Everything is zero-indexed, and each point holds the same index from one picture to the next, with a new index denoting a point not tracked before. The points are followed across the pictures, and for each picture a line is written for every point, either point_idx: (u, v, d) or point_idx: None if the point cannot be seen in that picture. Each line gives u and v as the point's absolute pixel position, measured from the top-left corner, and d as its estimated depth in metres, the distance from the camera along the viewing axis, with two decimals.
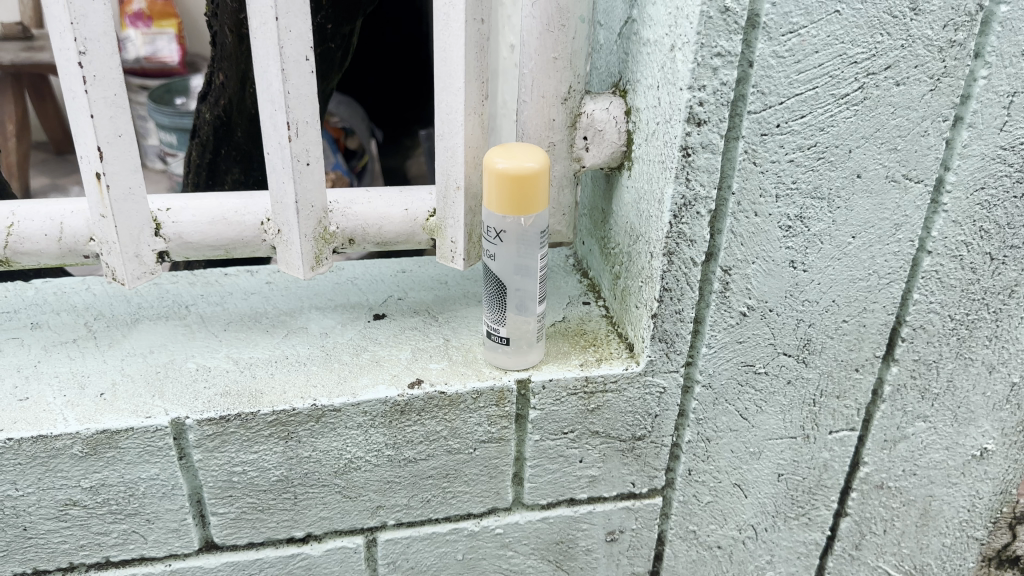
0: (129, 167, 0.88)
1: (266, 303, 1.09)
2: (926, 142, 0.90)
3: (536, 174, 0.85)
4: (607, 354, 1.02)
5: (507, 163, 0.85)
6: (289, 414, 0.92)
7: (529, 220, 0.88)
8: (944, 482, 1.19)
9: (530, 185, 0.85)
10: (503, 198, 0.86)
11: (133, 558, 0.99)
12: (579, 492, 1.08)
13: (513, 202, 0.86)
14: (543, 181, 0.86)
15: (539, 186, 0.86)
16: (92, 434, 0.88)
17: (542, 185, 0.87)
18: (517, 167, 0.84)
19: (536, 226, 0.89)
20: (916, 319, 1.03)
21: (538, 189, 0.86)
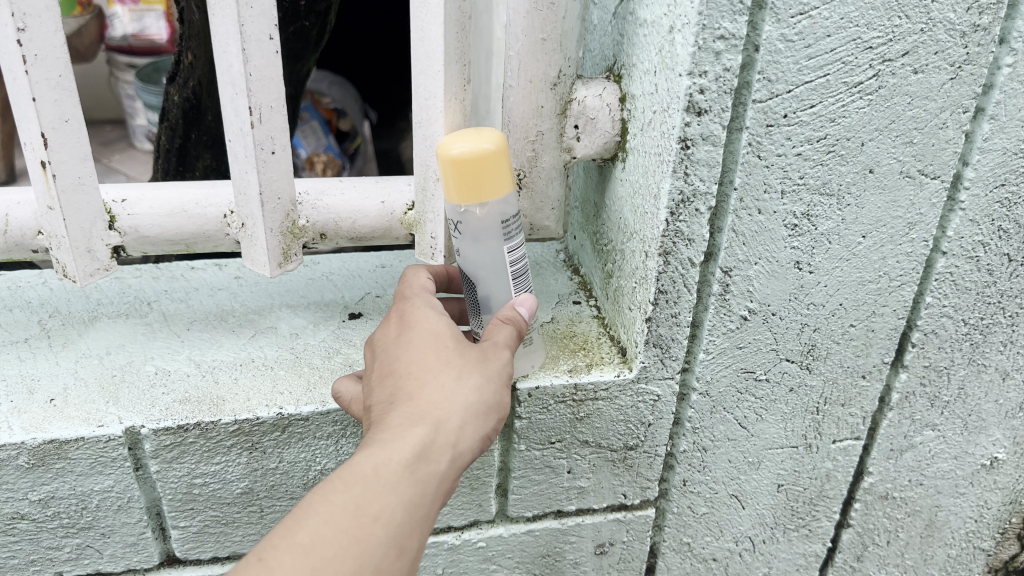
0: (78, 154, 0.80)
1: (234, 301, 1.02)
2: (944, 135, 0.83)
3: (496, 153, 0.74)
4: (598, 359, 0.96)
5: (462, 147, 0.73)
6: (253, 423, 0.85)
7: (485, 209, 0.76)
8: (952, 492, 1.14)
9: (491, 166, 0.74)
10: (455, 185, 0.75)
11: (89, 573, 0.93)
12: (567, 504, 1.02)
13: (465, 188, 0.75)
14: (503, 160, 0.75)
15: (500, 166, 0.75)
16: (39, 444, 0.82)
17: (504, 165, 0.75)
18: (473, 150, 0.73)
19: (503, 214, 0.78)
20: (928, 323, 0.96)
21: (500, 169, 0.75)
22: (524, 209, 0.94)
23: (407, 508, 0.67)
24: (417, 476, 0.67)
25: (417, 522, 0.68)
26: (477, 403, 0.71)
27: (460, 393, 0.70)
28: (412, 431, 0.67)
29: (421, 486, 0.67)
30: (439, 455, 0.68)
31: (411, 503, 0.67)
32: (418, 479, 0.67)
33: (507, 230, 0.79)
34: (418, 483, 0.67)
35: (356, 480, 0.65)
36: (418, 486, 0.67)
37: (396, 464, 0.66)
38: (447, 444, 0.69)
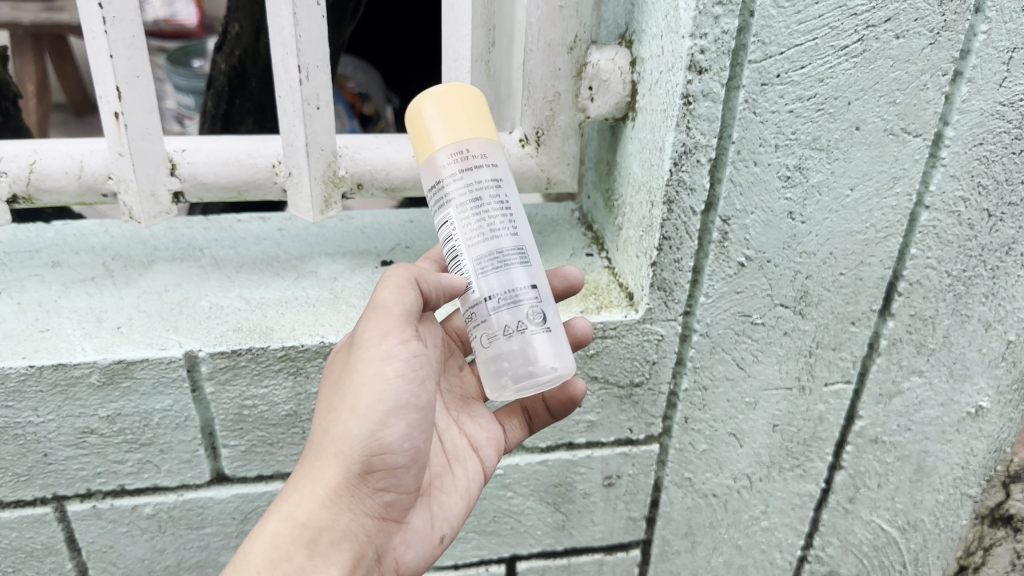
0: (147, 107, 0.90)
1: (278, 248, 1.12)
2: (925, 96, 0.91)
3: (433, 106, 0.80)
4: (608, 301, 1.06)
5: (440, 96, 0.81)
6: (298, 349, 0.95)
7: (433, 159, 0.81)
8: (938, 438, 1.20)
9: (428, 116, 0.81)
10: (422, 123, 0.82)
11: (147, 487, 1.03)
12: (578, 437, 1.13)
13: (424, 129, 0.81)
14: (444, 117, 0.80)
15: (455, 127, 0.80)
16: (109, 363, 0.92)
17: (447, 122, 0.80)
18: (417, 101, 0.81)
19: (430, 178, 0.82)
20: (912, 274, 1.04)
21: (440, 121, 0.80)
22: (542, 164, 1.04)
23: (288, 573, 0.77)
24: (288, 538, 0.78)
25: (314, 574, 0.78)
26: (336, 449, 0.79)
27: (323, 448, 0.80)
28: (279, 510, 0.79)
29: (294, 545, 0.78)
30: (304, 516, 0.79)
31: (288, 566, 0.77)
32: (280, 551, 0.77)
33: (440, 194, 0.81)
34: (281, 551, 0.77)
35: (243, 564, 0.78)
36: (279, 556, 0.77)
37: (264, 541, 0.78)
38: (307, 518, 0.79)
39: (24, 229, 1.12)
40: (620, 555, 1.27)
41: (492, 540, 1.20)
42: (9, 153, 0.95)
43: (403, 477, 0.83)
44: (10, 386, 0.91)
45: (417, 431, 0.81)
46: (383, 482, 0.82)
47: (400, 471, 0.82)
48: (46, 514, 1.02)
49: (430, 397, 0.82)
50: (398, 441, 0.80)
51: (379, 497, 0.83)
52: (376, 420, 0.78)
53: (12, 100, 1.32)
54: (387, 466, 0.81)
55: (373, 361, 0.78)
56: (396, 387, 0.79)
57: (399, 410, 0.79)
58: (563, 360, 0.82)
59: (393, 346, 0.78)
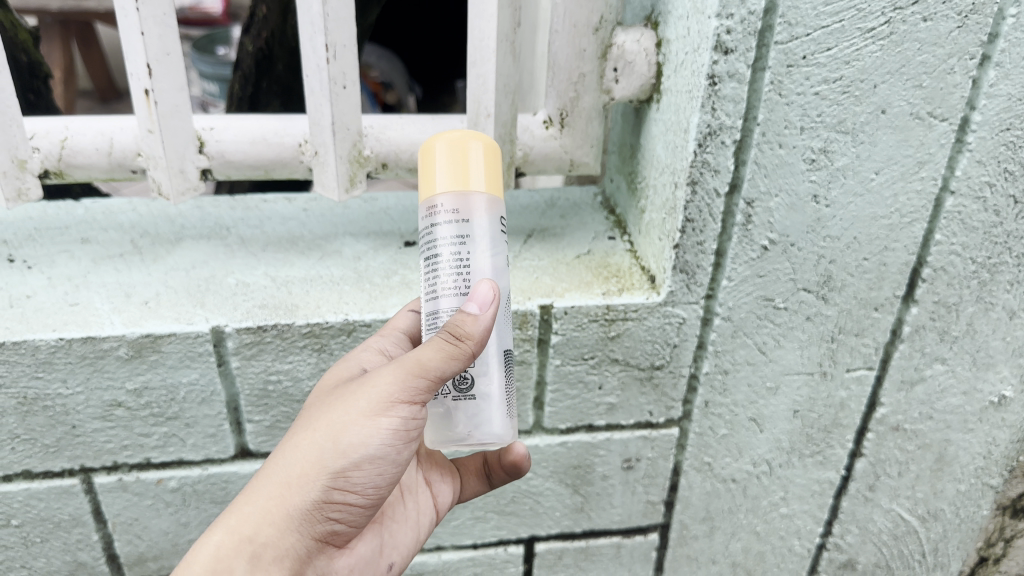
0: (177, 85, 0.92)
1: (302, 228, 1.13)
2: (952, 80, 0.91)
3: (444, 151, 0.76)
4: (629, 284, 1.06)
5: (450, 146, 0.76)
6: (322, 326, 0.96)
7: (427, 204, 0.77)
8: (960, 427, 1.20)
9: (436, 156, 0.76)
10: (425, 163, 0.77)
11: (173, 461, 1.05)
12: (597, 419, 1.13)
13: (426, 170, 0.77)
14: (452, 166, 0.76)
15: (456, 181, 0.76)
16: (137, 337, 0.93)
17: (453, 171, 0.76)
18: (430, 139, 0.77)
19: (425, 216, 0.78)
20: (937, 260, 1.04)
21: (445, 167, 0.76)
22: (566, 146, 1.04)
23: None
24: (228, 552, 0.73)
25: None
26: (303, 472, 0.75)
27: (289, 469, 0.75)
28: (227, 520, 0.74)
29: (235, 560, 0.73)
30: (250, 531, 0.74)
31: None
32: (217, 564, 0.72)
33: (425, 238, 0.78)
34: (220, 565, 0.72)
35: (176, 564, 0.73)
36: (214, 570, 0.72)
37: (204, 554, 0.73)
38: (254, 534, 0.74)
39: (54, 206, 1.13)
40: (638, 539, 1.27)
41: (511, 521, 1.21)
42: (42, 129, 0.97)
43: (361, 512, 0.80)
44: (41, 358, 0.93)
45: (386, 475, 0.78)
46: (340, 514, 0.78)
47: (360, 507, 0.79)
48: (73, 485, 1.04)
49: (412, 448, 0.78)
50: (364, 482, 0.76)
51: (331, 526, 0.79)
52: (353, 460, 0.74)
53: (43, 80, 1.34)
54: (349, 499, 0.77)
55: (374, 405, 0.74)
56: (383, 437, 0.74)
57: (378, 457, 0.75)
58: (504, 431, 0.80)
59: (394, 400, 0.74)
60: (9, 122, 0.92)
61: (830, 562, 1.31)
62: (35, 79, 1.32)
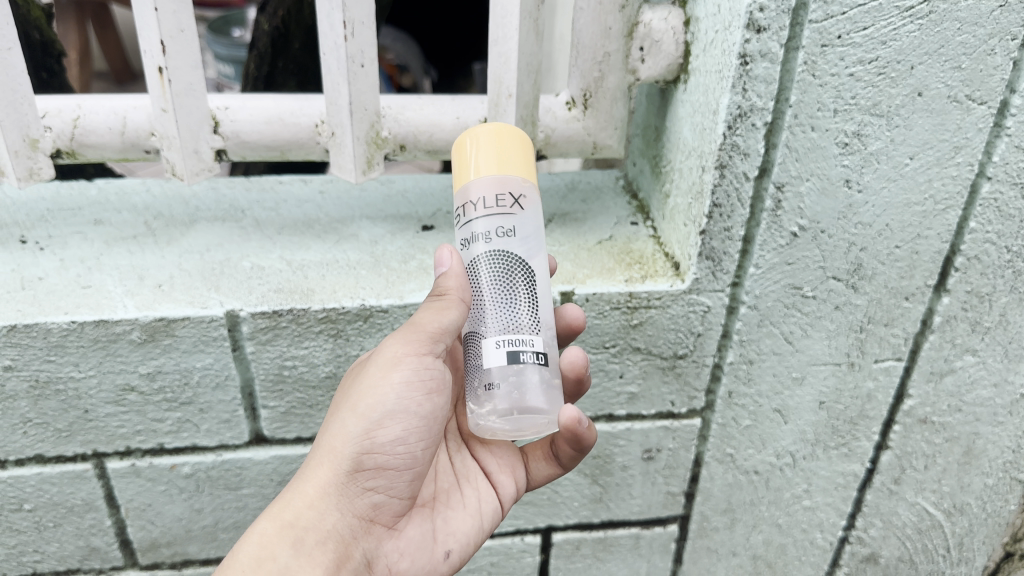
0: (190, 62, 0.89)
1: (319, 211, 1.11)
2: (992, 61, 0.87)
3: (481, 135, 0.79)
4: (653, 271, 1.03)
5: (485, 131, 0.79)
6: (339, 311, 0.94)
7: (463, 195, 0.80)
8: (990, 421, 1.16)
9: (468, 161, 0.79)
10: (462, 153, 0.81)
11: (186, 446, 1.03)
12: (618, 408, 1.11)
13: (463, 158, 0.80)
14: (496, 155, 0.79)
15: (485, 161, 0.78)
16: (150, 320, 0.92)
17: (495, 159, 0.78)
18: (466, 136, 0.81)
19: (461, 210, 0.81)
20: (971, 249, 1.00)
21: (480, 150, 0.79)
22: (589, 128, 1.02)
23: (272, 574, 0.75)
24: (272, 540, 0.77)
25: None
26: (331, 448, 0.80)
27: (319, 451, 0.81)
28: (269, 514, 0.79)
29: (278, 545, 0.76)
30: (291, 517, 0.78)
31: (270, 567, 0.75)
32: (261, 552, 0.76)
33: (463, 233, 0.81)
34: (264, 554, 0.76)
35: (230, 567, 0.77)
36: (258, 559, 0.76)
37: (251, 544, 0.77)
38: (293, 518, 0.78)
39: (67, 187, 1.12)
40: (657, 530, 1.25)
41: (529, 510, 1.19)
42: (53, 108, 0.95)
43: (397, 481, 0.83)
44: (53, 341, 0.91)
45: (414, 436, 0.81)
46: (374, 484, 0.81)
47: (393, 474, 0.82)
48: (86, 470, 1.03)
49: (436, 408, 0.82)
50: (391, 443, 0.80)
51: (369, 499, 0.82)
52: (372, 419, 0.79)
53: (56, 58, 1.32)
54: (378, 466, 0.80)
55: (388, 364, 0.79)
56: (400, 392, 0.79)
57: (397, 412, 0.79)
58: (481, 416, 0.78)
59: (409, 357, 0.79)
60: (20, 100, 0.90)
61: (852, 556, 1.28)
62: (48, 57, 1.30)
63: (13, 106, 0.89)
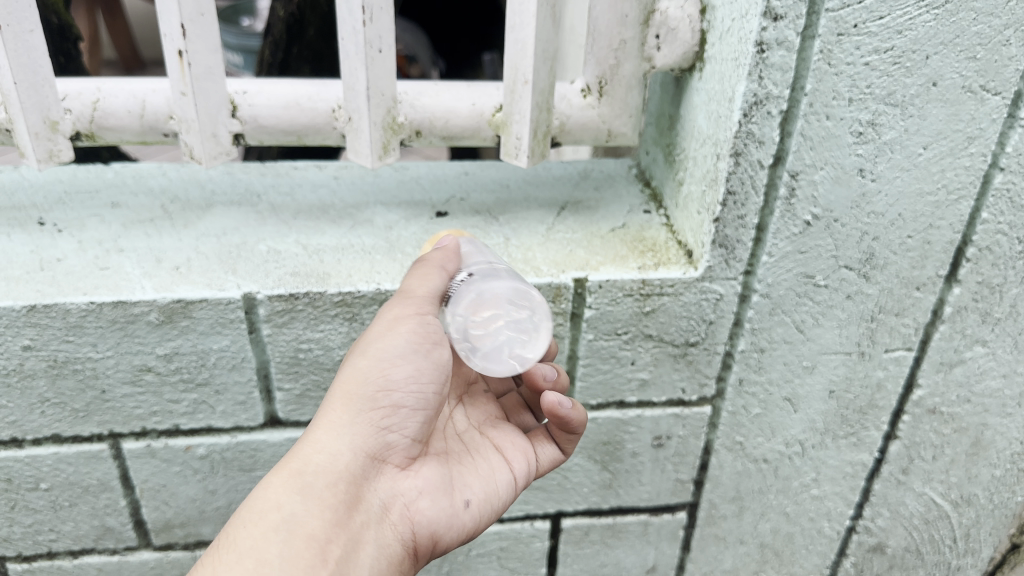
0: (210, 46, 0.90)
1: (333, 196, 1.12)
2: (1007, 52, 0.88)
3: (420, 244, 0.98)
4: (665, 259, 1.04)
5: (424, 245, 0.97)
6: (354, 295, 0.95)
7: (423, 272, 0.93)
8: (999, 412, 1.16)
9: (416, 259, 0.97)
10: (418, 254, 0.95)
11: (201, 428, 1.04)
12: (629, 395, 1.12)
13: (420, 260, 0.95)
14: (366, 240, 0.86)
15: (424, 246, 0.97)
16: (168, 302, 0.93)
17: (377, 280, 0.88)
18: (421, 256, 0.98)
19: None
20: (983, 239, 1.00)
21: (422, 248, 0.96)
22: (604, 115, 1.02)
23: (279, 520, 0.78)
24: (280, 490, 0.80)
25: (302, 521, 0.78)
26: (344, 395, 0.84)
27: (333, 399, 0.85)
28: (280, 468, 0.82)
29: (285, 493, 0.80)
30: (302, 463, 0.82)
31: (277, 515, 0.78)
32: (267, 503, 0.79)
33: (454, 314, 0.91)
34: (270, 503, 0.79)
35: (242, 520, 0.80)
36: (265, 508, 0.79)
37: (264, 491, 0.80)
38: (305, 462, 0.81)
39: (83, 170, 1.12)
40: (666, 517, 1.26)
41: (538, 495, 1.20)
42: (73, 90, 0.96)
43: (408, 421, 0.86)
44: (71, 321, 0.92)
45: (425, 375, 0.85)
46: (385, 425, 0.85)
47: (404, 414, 0.85)
48: (102, 451, 1.04)
49: (441, 355, 0.86)
50: (400, 381, 0.84)
51: (381, 439, 0.85)
52: (381, 362, 0.83)
53: (73, 43, 1.34)
54: (391, 404, 0.84)
55: (394, 319, 0.84)
56: (407, 339, 0.83)
57: (407, 355, 0.83)
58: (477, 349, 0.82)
59: (415, 314, 0.84)
60: (41, 83, 0.91)
61: (859, 545, 1.29)
62: (65, 42, 1.32)
63: (34, 88, 0.90)
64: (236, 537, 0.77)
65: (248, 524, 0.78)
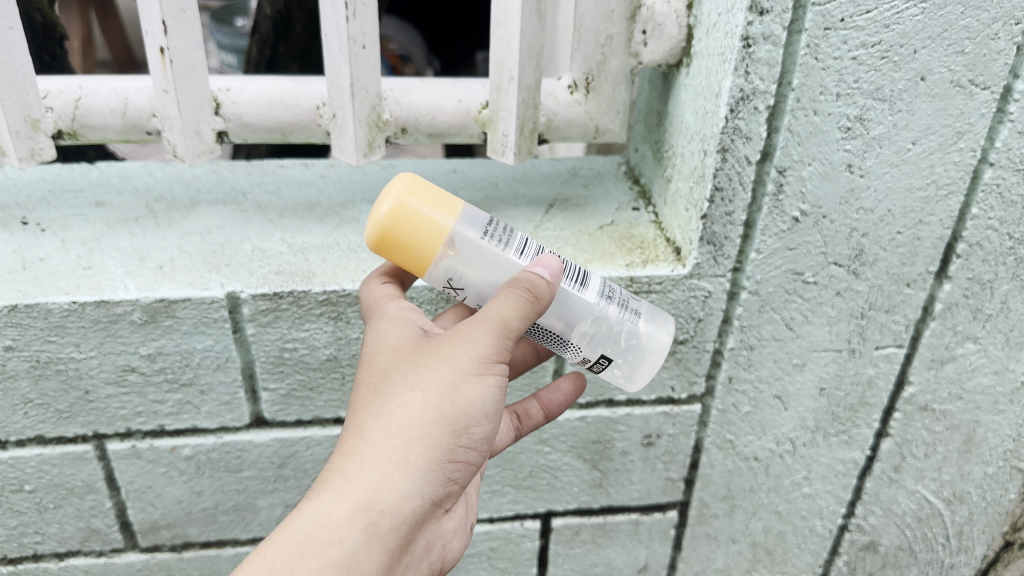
0: (192, 42, 0.89)
1: (320, 194, 1.11)
2: (996, 46, 0.87)
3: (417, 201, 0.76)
4: (654, 256, 1.03)
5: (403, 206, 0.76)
6: (339, 294, 0.94)
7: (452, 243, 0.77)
8: (991, 409, 1.16)
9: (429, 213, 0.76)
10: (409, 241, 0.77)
11: (187, 428, 1.04)
12: (618, 394, 1.11)
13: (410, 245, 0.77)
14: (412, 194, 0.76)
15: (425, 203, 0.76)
16: (151, 301, 0.92)
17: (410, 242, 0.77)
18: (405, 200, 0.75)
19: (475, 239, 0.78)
20: (973, 235, 1.00)
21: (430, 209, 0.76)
22: (591, 112, 1.02)
23: (337, 558, 0.67)
24: (342, 520, 0.68)
25: (361, 562, 0.68)
26: (421, 436, 0.70)
27: (391, 435, 0.70)
28: (337, 491, 0.69)
29: (349, 528, 0.68)
30: (367, 495, 0.69)
31: (338, 552, 0.67)
32: (329, 532, 0.68)
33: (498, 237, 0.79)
34: (332, 536, 0.68)
35: (283, 549, 0.67)
36: (329, 538, 0.68)
37: (316, 519, 0.68)
38: (371, 498, 0.69)
39: (68, 169, 1.11)
40: (656, 516, 1.25)
41: (528, 495, 1.19)
42: (55, 88, 0.95)
43: (468, 472, 0.76)
44: (53, 321, 0.92)
45: (495, 433, 0.76)
46: (454, 476, 0.74)
47: (470, 466, 0.75)
48: (86, 452, 1.03)
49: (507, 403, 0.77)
50: (478, 440, 0.74)
51: (446, 487, 0.74)
52: (469, 414, 0.72)
53: (58, 41, 1.33)
54: (463, 461, 0.75)
55: (479, 364, 0.72)
56: (495, 394, 0.73)
57: (491, 411, 0.73)
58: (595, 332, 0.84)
59: (477, 371, 0.71)
60: (22, 80, 0.90)
61: (852, 544, 1.28)
62: (50, 40, 1.30)
63: (14, 86, 0.89)
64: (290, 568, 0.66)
65: (304, 551, 0.67)
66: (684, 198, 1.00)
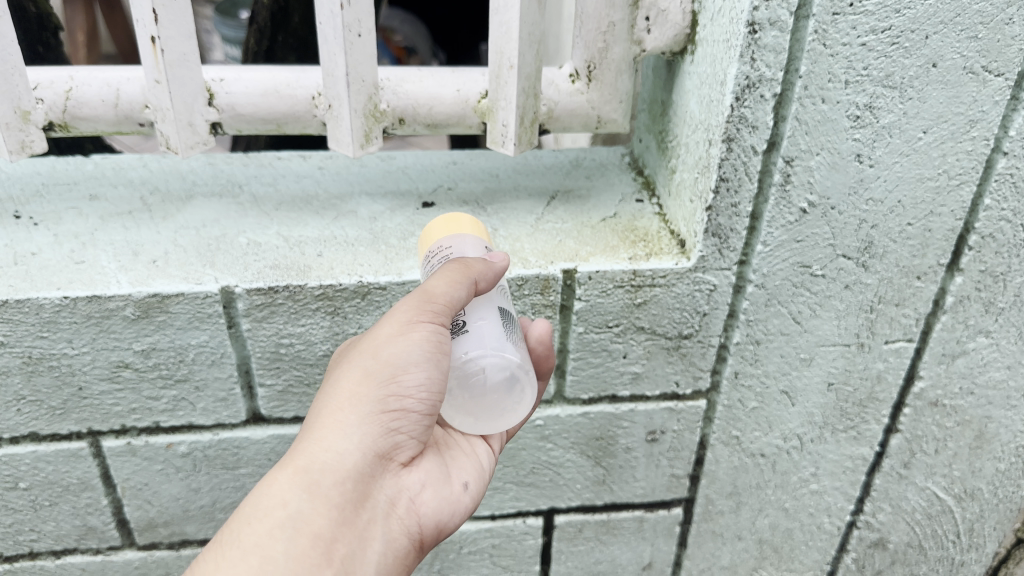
0: (183, 31, 0.87)
1: (317, 186, 1.09)
2: (1010, 31, 0.84)
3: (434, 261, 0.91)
4: (658, 249, 1.01)
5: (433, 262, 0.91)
6: (336, 288, 0.93)
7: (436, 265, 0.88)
8: (1003, 404, 1.13)
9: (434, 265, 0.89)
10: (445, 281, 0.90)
11: (183, 425, 1.02)
12: (621, 389, 1.09)
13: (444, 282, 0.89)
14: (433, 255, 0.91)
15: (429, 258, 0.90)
16: (144, 296, 0.90)
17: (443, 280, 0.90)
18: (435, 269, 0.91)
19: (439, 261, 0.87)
20: (986, 226, 0.97)
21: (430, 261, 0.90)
22: (593, 101, 0.99)
23: (282, 518, 0.73)
24: (286, 485, 0.74)
25: (307, 518, 0.73)
26: (354, 392, 0.76)
27: (334, 402, 0.77)
28: (284, 463, 0.76)
29: (290, 491, 0.74)
30: (306, 458, 0.75)
31: (281, 512, 0.73)
32: (273, 499, 0.73)
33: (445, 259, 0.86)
34: (275, 500, 0.73)
35: (232, 521, 0.74)
36: (273, 503, 0.73)
37: (268, 489, 0.75)
38: (309, 459, 0.75)
39: (62, 162, 1.10)
40: (661, 513, 1.23)
41: (530, 492, 1.18)
42: (45, 80, 0.93)
43: (421, 424, 0.79)
44: (44, 317, 0.90)
45: (438, 386, 0.77)
46: (400, 427, 0.77)
47: (417, 418, 0.78)
48: (81, 449, 1.01)
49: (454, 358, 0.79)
50: (415, 391, 0.76)
51: (391, 439, 0.78)
52: (395, 367, 0.75)
53: (53, 32, 1.31)
54: (402, 411, 0.77)
55: (403, 322, 0.76)
56: (421, 346, 0.76)
57: (421, 360, 0.75)
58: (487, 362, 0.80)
59: (403, 328, 0.76)
60: (12, 71, 0.88)
61: (860, 541, 1.26)
62: (43, 31, 1.28)
63: (3, 77, 0.87)
64: (240, 534, 0.72)
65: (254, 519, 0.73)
66: (687, 189, 0.98)
